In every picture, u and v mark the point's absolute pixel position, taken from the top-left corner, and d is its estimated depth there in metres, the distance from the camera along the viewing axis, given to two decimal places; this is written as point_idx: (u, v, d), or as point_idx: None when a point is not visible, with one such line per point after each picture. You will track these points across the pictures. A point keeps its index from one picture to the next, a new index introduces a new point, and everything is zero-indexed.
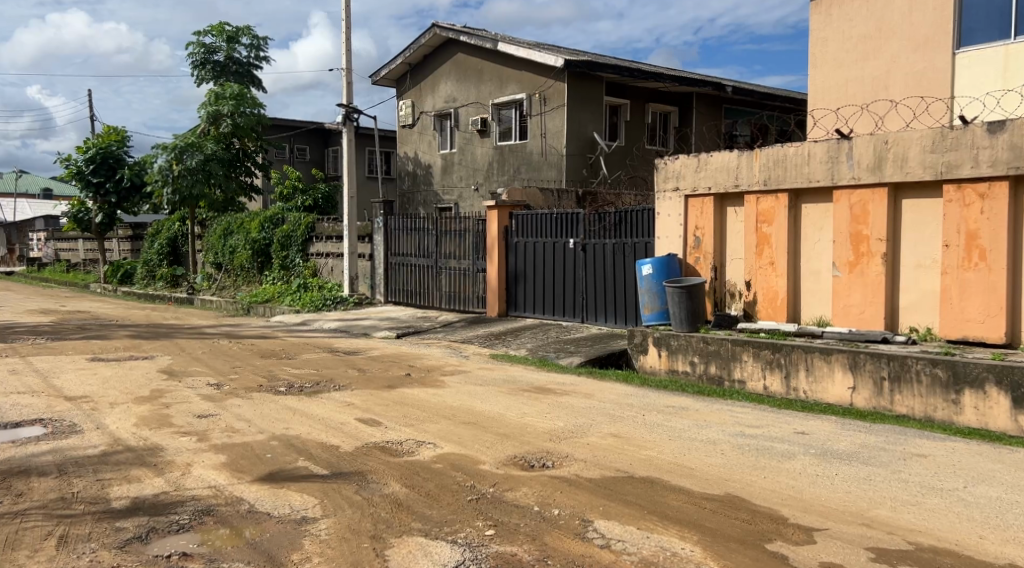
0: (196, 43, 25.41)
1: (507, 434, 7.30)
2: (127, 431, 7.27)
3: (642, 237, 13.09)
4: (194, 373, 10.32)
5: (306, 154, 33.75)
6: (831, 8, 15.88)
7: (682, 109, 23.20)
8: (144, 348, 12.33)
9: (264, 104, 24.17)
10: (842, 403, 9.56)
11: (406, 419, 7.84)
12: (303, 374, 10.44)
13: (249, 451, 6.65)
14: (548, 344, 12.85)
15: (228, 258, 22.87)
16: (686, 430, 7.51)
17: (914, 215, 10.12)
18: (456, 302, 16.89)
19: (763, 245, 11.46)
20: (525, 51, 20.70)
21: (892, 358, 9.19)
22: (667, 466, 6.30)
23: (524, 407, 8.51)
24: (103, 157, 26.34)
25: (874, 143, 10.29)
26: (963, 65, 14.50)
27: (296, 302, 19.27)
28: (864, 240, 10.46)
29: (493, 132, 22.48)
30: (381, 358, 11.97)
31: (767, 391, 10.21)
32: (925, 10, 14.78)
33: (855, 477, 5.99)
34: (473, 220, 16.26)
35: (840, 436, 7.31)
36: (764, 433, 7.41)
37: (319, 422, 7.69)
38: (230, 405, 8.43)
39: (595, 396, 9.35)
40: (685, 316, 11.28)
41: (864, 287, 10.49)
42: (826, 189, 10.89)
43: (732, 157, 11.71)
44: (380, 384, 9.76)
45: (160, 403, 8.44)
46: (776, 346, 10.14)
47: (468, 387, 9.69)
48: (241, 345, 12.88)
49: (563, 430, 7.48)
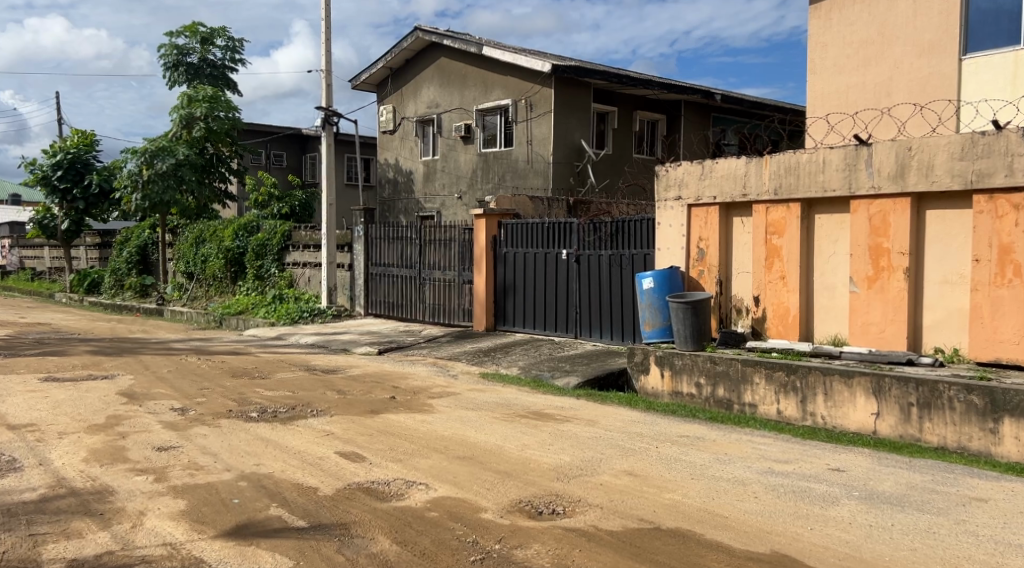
0: (168, 44, 24.46)
1: (508, 472, 6.44)
2: (73, 468, 6.34)
3: (641, 248, 12.30)
4: (157, 396, 9.37)
5: (282, 160, 32.86)
6: (831, 12, 15.27)
7: (670, 118, 22.50)
8: (105, 366, 11.35)
9: (239, 108, 23.26)
10: (865, 431, 8.78)
11: (393, 453, 6.96)
12: (277, 396, 9.52)
13: (213, 495, 5.75)
14: (541, 362, 12.03)
15: (200, 267, 21.80)
16: (708, 466, 6.69)
17: (938, 226, 9.41)
18: (440, 315, 16.02)
19: (773, 258, 10.70)
20: (511, 55, 19.91)
21: (921, 382, 8.43)
22: (697, 514, 5.49)
23: (522, 437, 7.66)
24: (70, 162, 25.21)
25: (896, 149, 9.56)
26: (970, 71, 13.86)
27: (270, 314, 18.33)
28: (885, 253, 9.72)
29: (478, 138, 21.68)
30: (361, 377, 11.06)
31: (782, 416, 9.41)
32: (930, 14, 14.14)
33: (914, 529, 5.24)
34: (459, 228, 15.42)
35: (881, 474, 6.51)
36: (796, 470, 6.62)
37: (295, 457, 6.80)
38: (195, 435, 7.52)
39: (600, 422, 8.52)
40: (690, 334, 10.50)
41: (885, 303, 9.74)
42: (841, 199, 10.15)
43: (740, 164, 10.94)
44: (362, 410, 8.86)
45: (115, 433, 7.51)
46: (791, 368, 9.34)
47: (458, 412, 8.82)
48: (210, 363, 11.93)
49: (569, 467, 6.64)
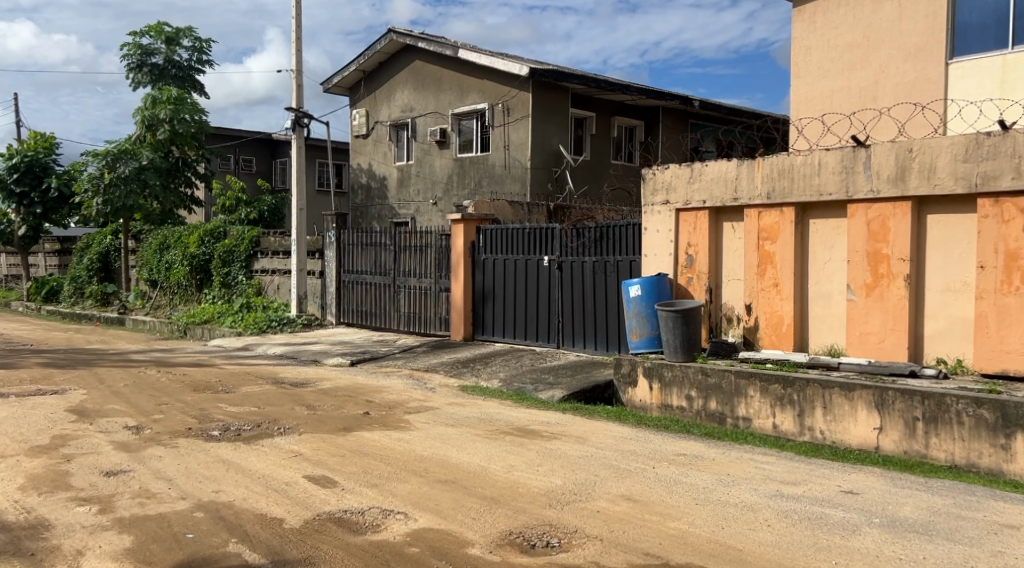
0: (131, 44, 23.72)
1: (494, 498, 5.86)
2: (7, 499, 5.78)
3: (627, 255, 11.79)
4: (110, 413, 8.72)
5: (252, 165, 32.12)
6: (815, 15, 14.91)
7: (648, 123, 22.01)
8: (56, 380, 10.68)
9: (205, 110, 22.57)
10: (866, 447, 8.29)
11: (367, 477, 6.34)
12: (241, 412, 8.88)
13: (164, 529, 5.19)
14: (523, 374, 11.45)
15: (163, 275, 20.92)
16: (711, 490, 6.16)
17: (940, 231, 8.96)
18: (416, 324, 15.42)
19: (766, 264, 10.21)
20: (487, 59, 19.40)
21: (927, 396, 7.95)
22: (708, 546, 5.01)
23: (508, 457, 7.07)
24: (28, 165, 24.35)
25: (896, 150, 9.10)
26: (957, 75, 13.43)
27: (237, 323, 17.62)
28: (884, 260, 9.25)
29: (453, 143, 21.13)
30: (332, 391, 10.42)
31: (778, 431, 8.88)
32: (916, 17, 13.76)
33: (949, 563, 4.78)
34: (435, 234, 14.82)
35: (898, 497, 5.97)
36: (807, 493, 6.09)
37: (258, 481, 6.20)
38: (149, 457, 6.92)
39: (589, 440, 7.96)
40: (680, 344, 9.97)
41: (884, 311, 9.27)
42: (837, 203, 9.69)
43: (731, 167, 10.47)
44: (334, 427, 8.22)
45: (59, 456, 6.93)
46: (788, 381, 8.84)
47: (438, 430, 8.21)
48: (170, 376, 11.27)
49: (562, 491, 6.06)
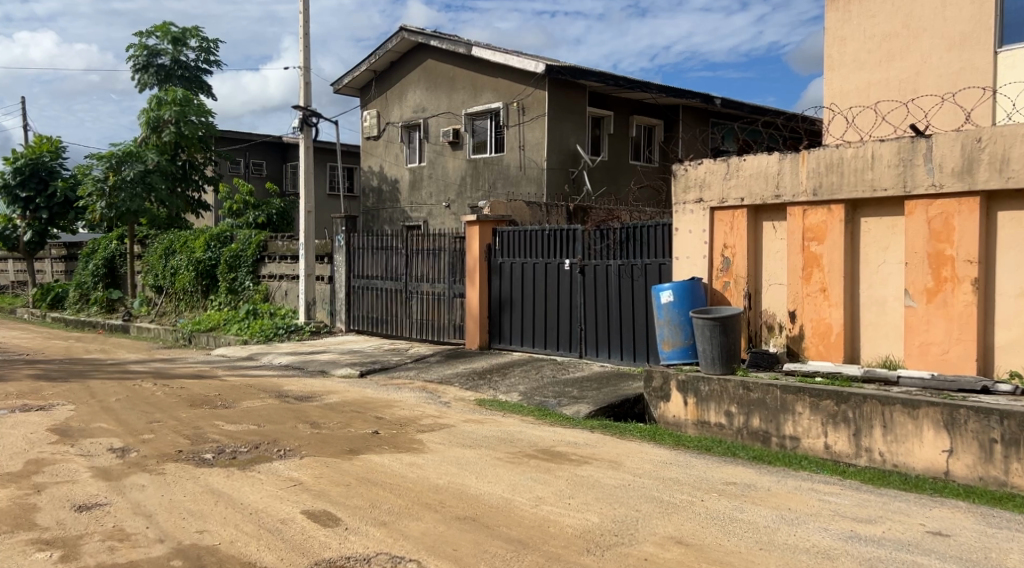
0: (137, 45, 23.06)
1: (522, 542, 5.03)
2: None
3: (656, 258, 10.93)
4: (95, 433, 7.90)
5: (262, 169, 31.46)
6: (850, 3, 13.86)
7: (668, 122, 21.12)
8: (44, 395, 9.88)
9: (210, 111, 21.93)
10: (933, 470, 7.39)
11: (374, 513, 5.50)
12: (239, 431, 8.05)
13: None
14: (545, 387, 10.56)
15: (169, 280, 20.15)
16: (775, 530, 5.28)
17: (1012, 230, 8.06)
18: (428, 332, 14.59)
19: (811, 268, 9.32)
20: (502, 56, 18.59)
21: (1007, 415, 7.04)
22: None
23: (535, 488, 6.20)
24: (33, 169, 23.72)
25: (963, 141, 8.18)
26: (1008, 64, 12.46)
27: (243, 331, 16.83)
28: (948, 262, 8.34)
29: (467, 144, 20.32)
30: (339, 406, 9.57)
31: (831, 453, 7.98)
32: (960, 3, 12.76)
33: None
34: (449, 237, 13.98)
35: (998, 543, 5.08)
36: (887, 535, 5.22)
37: (249, 518, 5.39)
38: (130, 487, 6.10)
39: (624, 465, 7.08)
40: (718, 355, 9.05)
41: (948, 320, 8.36)
42: (891, 199, 8.80)
43: (772, 161, 9.59)
44: (339, 449, 7.37)
45: (29, 486, 6.13)
46: (842, 397, 7.93)
47: (454, 452, 7.35)
48: (167, 389, 10.43)
49: (601, 531, 5.22)
